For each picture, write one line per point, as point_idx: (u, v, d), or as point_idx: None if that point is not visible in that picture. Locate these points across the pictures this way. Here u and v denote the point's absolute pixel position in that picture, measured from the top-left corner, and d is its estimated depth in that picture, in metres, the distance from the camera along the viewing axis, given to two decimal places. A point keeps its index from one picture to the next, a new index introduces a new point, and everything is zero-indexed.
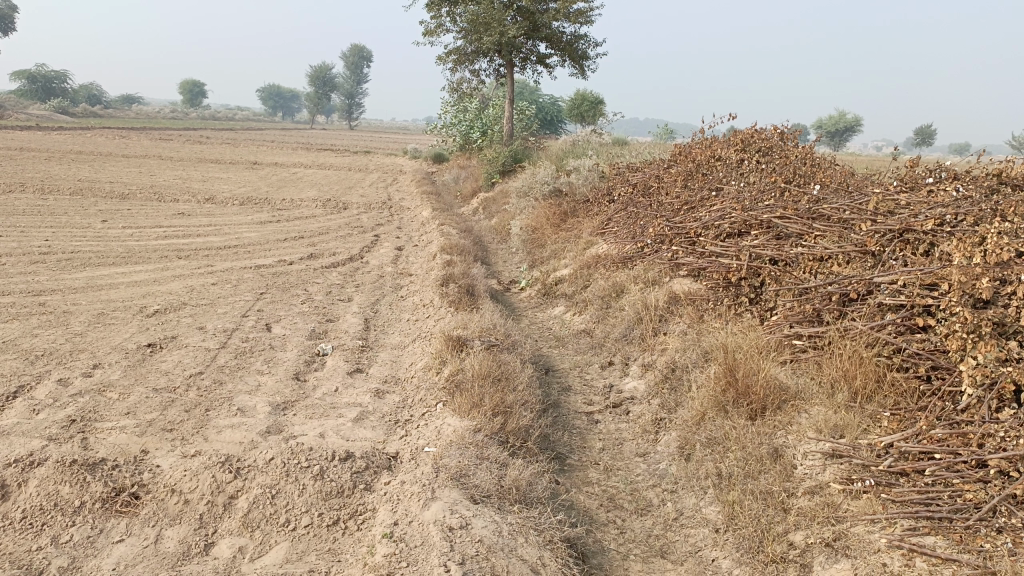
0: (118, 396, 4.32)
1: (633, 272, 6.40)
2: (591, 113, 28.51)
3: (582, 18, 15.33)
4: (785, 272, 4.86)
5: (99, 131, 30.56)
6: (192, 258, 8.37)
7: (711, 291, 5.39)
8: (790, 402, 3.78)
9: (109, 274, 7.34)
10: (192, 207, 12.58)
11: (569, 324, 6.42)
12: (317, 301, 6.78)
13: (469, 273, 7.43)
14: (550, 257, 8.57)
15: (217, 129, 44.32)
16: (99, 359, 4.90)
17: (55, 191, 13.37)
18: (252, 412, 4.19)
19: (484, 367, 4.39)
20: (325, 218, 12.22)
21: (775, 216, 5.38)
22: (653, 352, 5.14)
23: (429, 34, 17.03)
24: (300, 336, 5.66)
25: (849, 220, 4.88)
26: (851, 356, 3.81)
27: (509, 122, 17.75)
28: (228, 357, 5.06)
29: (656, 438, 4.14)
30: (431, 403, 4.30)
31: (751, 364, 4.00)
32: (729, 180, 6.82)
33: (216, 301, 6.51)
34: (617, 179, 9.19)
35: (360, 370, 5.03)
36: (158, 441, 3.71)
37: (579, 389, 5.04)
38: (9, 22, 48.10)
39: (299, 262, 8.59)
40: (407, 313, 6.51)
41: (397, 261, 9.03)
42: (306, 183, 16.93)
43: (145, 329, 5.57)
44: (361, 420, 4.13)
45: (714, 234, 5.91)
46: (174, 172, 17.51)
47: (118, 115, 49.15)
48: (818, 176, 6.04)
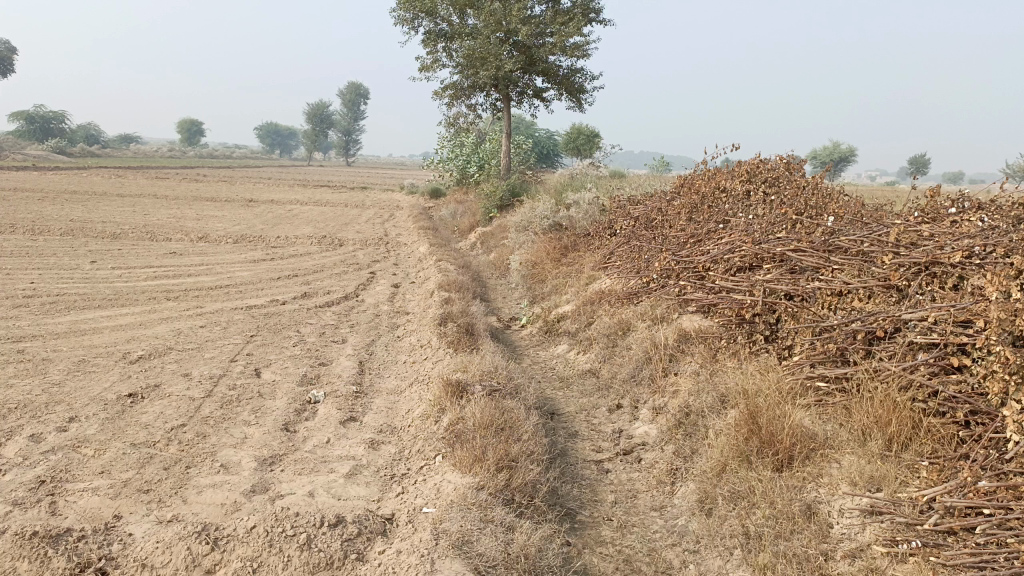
0: (93, 452, 4.02)
1: (639, 309, 6.13)
2: (588, 146, 28.50)
3: (579, 51, 15.26)
4: (802, 308, 4.61)
5: (93, 170, 30.57)
6: (181, 300, 8.09)
7: (723, 328, 5.13)
8: (819, 451, 3.50)
9: (93, 318, 7.06)
10: (185, 247, 12.34)
11: (573, 363, 6.14)
12: (309, 343, 6.49)
13: (468, 311, 7.16)
14: (551, 294, 8.31)
15: (213, 167, 44.42)
16: (76, 411, 4.60)
17: (46, 231, 13.13)
18: (236, 468, 3.89)
19: (486, 416, 4.09)
20: (320, 256, 11.97)
21: (789, 249, 5.14)
22: (663, 395, 4.85)
23: (425, 69, 17.00)
24: (291, 382, 5.36)
25: (870, 252, 4.63)
26: (883, 401, 3.53)
27: (505, 156, 17.63)
28: (214, 407, 4.76)
29: (672, 490, 3.84)
30: (429, 455, 4.01)
31: (775, 410, 3.73)
32: (736, 212, 6.59)
33: (204, 345, 6.21)
34: (619, 212, 8.97)
35: (354, 419, 4.73)
36: (132, 505, 3.42)
37: (586, 435, 4.74)
38: (7, 65, 48.31)
39: (292, 302, 8.31)
40: (403, 355, 6.23)
41: (393, 299, 8.76)
42: (301, 220, 16.74)
43: (127, 378, 5.27)
44: (354, 476, 3.83)
45: (724, 268, 5.67)
46: (169, 211, 17.28)
47: (114, 155, 49.31)
48: (831, 207, 5.80)
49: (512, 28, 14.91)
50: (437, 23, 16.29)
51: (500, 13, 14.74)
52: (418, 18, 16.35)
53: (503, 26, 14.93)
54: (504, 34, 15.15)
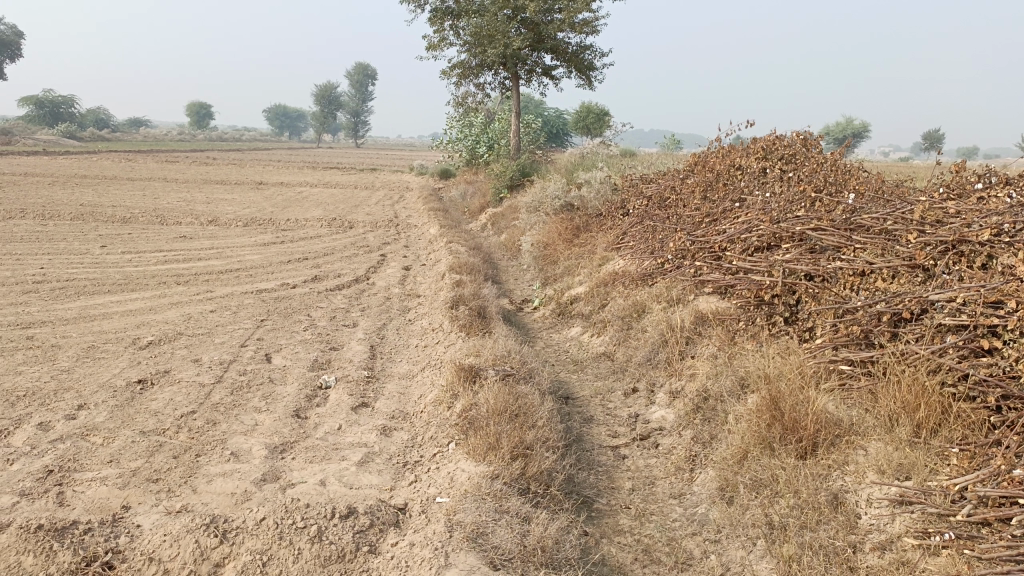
0: (102, 441, 3.96)
1: (654, 290, 6.02)
2: (597, 125, 28.30)
3: (588, 28, 15.03)
4: (823, 289, 4.48)
5: (103, 154, 30.71)
6: (190, 284, 8.03)
7: (741, 310, 5.01)
8: (844, 438, 3.40)
9: (103, 303, 7.01)
10: (195, 230, 12.28)
11: (587, 346, 6.04)
12: (320, 327, 6.41)
13: (480, 293, 7.06)
14: (564, 275, 8.20)
15: (222, 150, 44.44)
16: (85, 398, 4.54)
17: (56, 216, 13.10)
18: (247, 457, 3.82)
19: (499, 402, 4.01)
20: (330, 238, 11.89)
21: (808, 228, 5.00)
22: (681, 378, 4.75)
23: (433, 48, 16.81)
24: (302, 367, 5.29)
25: (893, 231, 4.49)
26: (910, 385, 3.41)
27: (515, 136, 17.47)
28: (224, 393, 4.69)
29: (691, 477, 3.74)
30: (442, 442, 3.93)
31: (798, 395, 3.62)
32: (752, 190, 6.45)
33: (214, 330, 6.15)
34: (631, 191, 8.82)
35: (366, 405, 4.65)
36: (141, 495, 3.36)
37: (602, 419, 4.65)
38: (16, 50, 48.26)
39: (302, 285, 8.24)
40: (415, 339, 6.14)
41: (404, 281, 8.68)
42: (312, 202, 16.66)
43: (136, 364, 5.21)
44: (366, 464, 3.75)
45: (741, 248, 5.53)
46: (178, 195, 17.23)
47: (124, 139, 49.47)
48: (851, 184, 5.66)
49: (521, 5, 14.69)
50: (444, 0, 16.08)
51: None
52: None
53: (511, 3, 14.73)
54: (512, 11, 14.94)
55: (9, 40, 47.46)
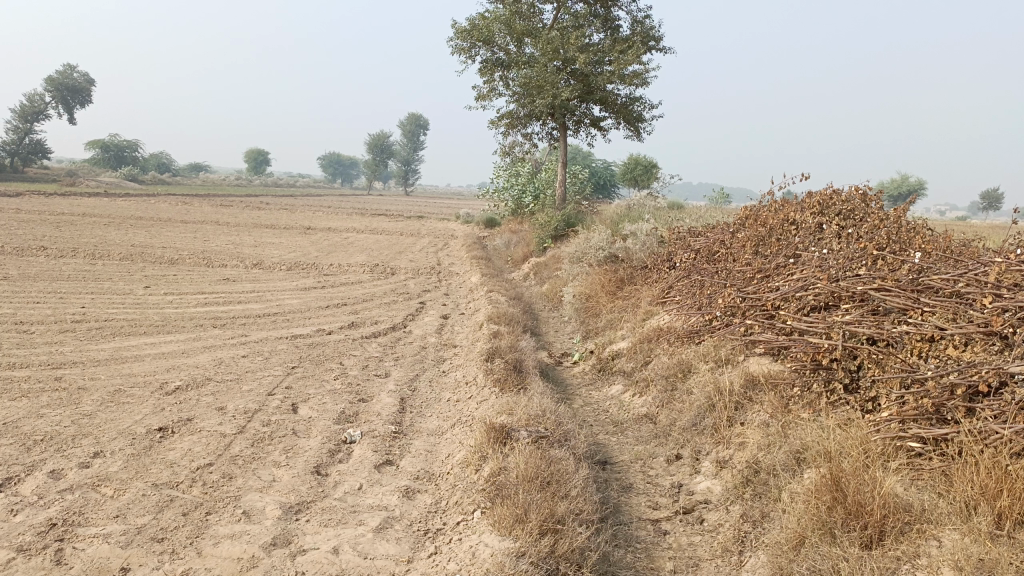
0: (112, 493, 3.77)
1: (700, 349, 5.69)
2: (646, 177, 28.13)
3: (638, 80, 14.95)
4: (888, 355, 4.13)
5: (163, 197, 31.64)
6: (227, 327, 7.94)
7: (796, 374, 4.66)
8: (916, 526, 3.03)
9: (136, 345, 6.93)
10: (238, 273, 12.32)
11: (628, 406, 5.72)
12: (351, 377, 6.21)
13: (518, 346, 6.80)
14: (606, 329, 7.91)
15: (274, 194, 45.60)
16: (102, 446, 4.38)
17: (106, 255, 13.33)
18: (259, 516, 3.59)
19: (531, 467, 3.72)
20: (371, 284, 11.81)
21: (870, 288, 4.67)
22: (729, 447, 4.40)
23: (481, 98, 16.92)
24: (328, 420, 5.06)
25: (965, 293, 4.14)
26: (990, 469, 3.03)
27: (561, 186, 17.36)
28: (244, 445, 4.49)
29: (739, 561, 3.38)
30: (467, 509, 3.65)
31: (862, 476, 3.27)
32: (808, 246, 6.12)
33: (243, 376, 5.99)
34: (678, 244, 8.54)
35: (391, 463, 4.39)
36: (143, 556, 3.14)
37: (642, 488, 4.32)
38: (87, 97, 50.45)
39: (338, 332, 8.08)
40: (448, 393, 5.88)
41: (442, 331, 8.48)
42: (356, 248, 16.72)
43: (159, 411, 5.05)
44: (384, 530, 3.48)
45: (796, 306, 5.20)
46: (227, 238, 17.47)
47: (181, 183, 51.08)
48: (917, 242, 5.30)
49: (570, 57, 14.69)
50: (494, 52, 16.21)
51: (558, 41, 14.58)
52: (475, 47, 16.29)
53: (561, 55, 14.71)
54: (561, 62, 14.92)
55: (81, 88, 49.76)
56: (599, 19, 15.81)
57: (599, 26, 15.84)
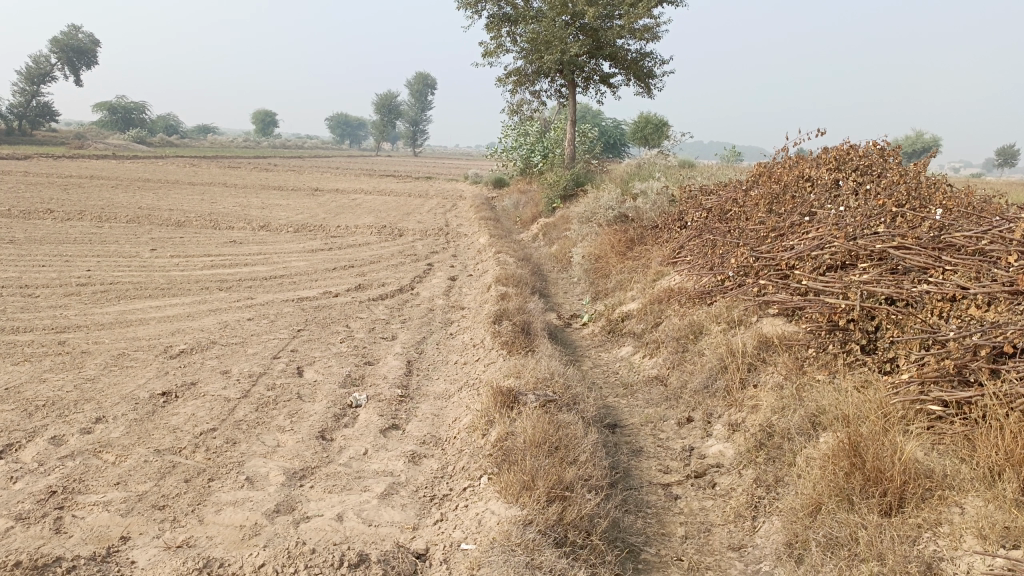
0: (114, 459, 3.71)
1: (712, 310, 5.56)
2: (656, 134, 27.68)
3: (649, 34, 14.58)
4: (907, 315, 4.00)
5: (170, 159, 31.45)
6: (232, 290, 7.85)
7: (811, 336, 4.54)
8: (937, 492, 2.92)
9: (141, 308, 6.86)
10: (245, 235, 12.22)
11: (638, 368, 5.62)
12: (357, 340, 6.12)
13: (526, 307, 6.69)
14: (615, 290, 7.78)
15: (280, 156, 45.40)
16: (105, 411, 4.32)
17: (112, 218, 13.25)
18: (263, 482, 3.52)
19: (538, 432, 3.63)
20: (379, 246, 11.69)
21: (890, 246, 4.51)
22: (741, 410, 4.30)
23: (489, 55, 16.59)
24: (333, 383, 4.99)
25: (989, 251, 3.98)
26: (1016, 434, 2.91)
27: (569, 144, 17.08)
28: (248, 409, 4.42)
29: (752, 526, 3.30)
30: (474, 474, 3.58)
31: (882, 441, 3.16)
32: (824, 203, 5.94)
33: (248, 340, 5.91)
34: (689, 202, 8.36)
35: (397, 428, 4.32)
36: (143, 524, 3.09)
37: (652, 452, 4.24)
38: (93, 58, 49.99)
39: (345, 294, 8.00)
40: (455, 356, 5.80)
41: (449, 292, 8.37)
42: (364, 209, 16.57)
43: (163, 375, 4.98)
44: (389, 497, 3.41)
45: (812, 266, 5.06)
46: (234, 200, 17.34)
47: (188, 145, 50.89)
48: (938, 199, 5.11)
49: (579, 10, 14.31)
50: (501, 7, 15.83)
51: None
52: (482, 2, 15.91)
53: (569, 9, 14.38)
54: (570, 17, 14.60)
55: (86, 49, 49.30)
56: None
57: None
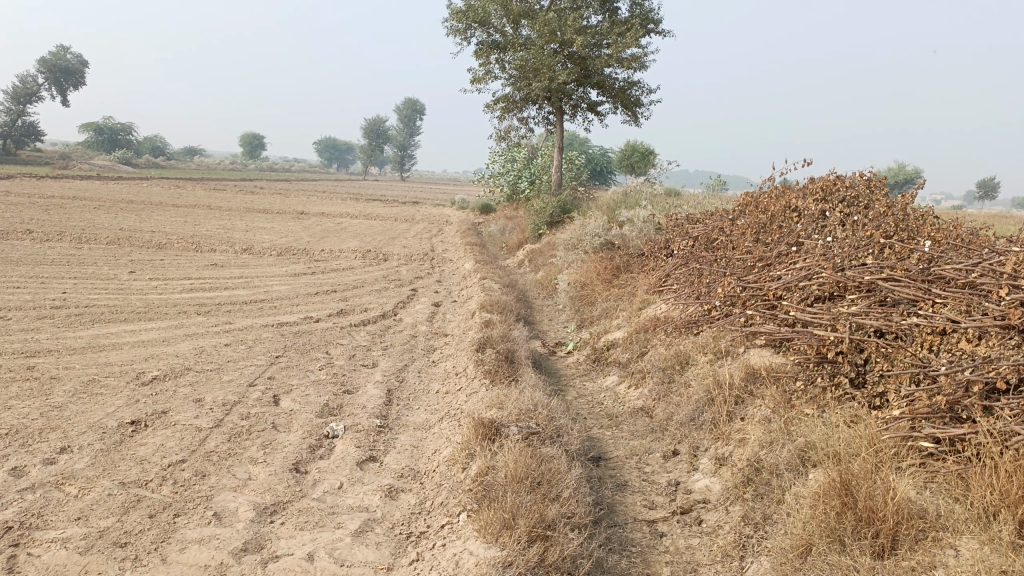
0: (77, 492, 3.55)
1: (699, 340, 5.48)
2: (642, 162, 27.84)
3: (636, 63, 14.67)
4: (896, 348, 3.92)
5: (155, 180, 31.26)
6: (210, 315, 7.70)
7: (799, 368, 4.45)
8: (931, 533, 2.82)
9: (115, 332, 6.69)
10: (227, 258, 12.06)
11: (624, 399, 5.51)
12: (337, 367, 5.98)
13: (510, 335, 6.58)
14: (601, 318, 7.69)
15: (267, 179, 45.30)
16: (70, 440, 4.16)
17: (92, 239, 13.06)
18: (232, 518, 3.37)
19: (520, 466, 3.50)
20: (363, 271, 11.56)
21: (878, 278, 4.46)
22: (728, 443, 4.20)
23: (477, 81, 16.63)
24: (310, 413, 4.84)
25: (979, 284, 3.92)
26: (1011, 474, 2.82)
27: (556, 171, 17.09)
28: (220, 440, 4.27)
29: (740, 567, 3.18)
30: (453, 511, 3.45)
31: (874, 479, 3.06)
32: (811, 233, 5.90)
33: (223, 366, 5.76)
34: (676, 230, 8.32)
35: (374, 460, 4.18)
36: (102, 563, 2.94)
37: (638, 486, 4.12)
38: (81, 79, 49.86)
39: (326, 319, 7.86)
40: (437, 384, 5.67)
41: (432, 319, 8.25)
42: (349, 233, 16.46)
43: (133, 403, 4.82)
44: (363, 534, 3.27)
45: (799, 296, 5.00)
46: (218, 222, 17.18)
47: (174, 167, 50.68)
48: (926, 231, 5.08)
49: (567, 38, 14.38)
50: (490, 34, 15.89)
51: (555, 22, 14.28)
52: (471, 28, 15.97)
53: (558, 37, 14.45)
54: (558, 45, 14.67)
55: (74, 70, 49.20)
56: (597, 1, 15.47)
57: (597, 7, 15.50)
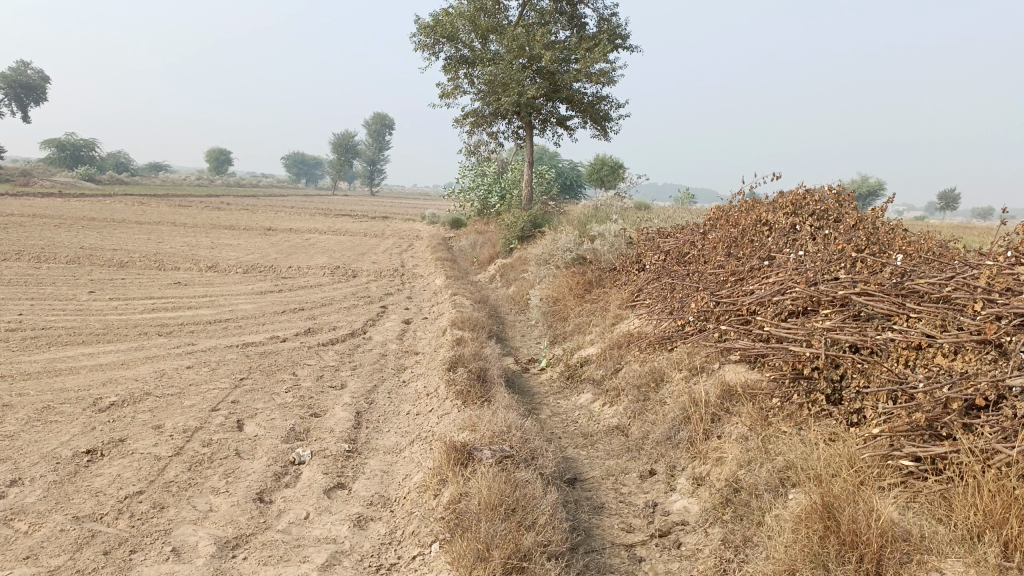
0: (26, 528, 3.36)
1: (673, 356, 5.41)
2: (612, 177, 27.94)
3: (604, 78, 14.71)
4: (873, 364, 3.88)
5: (119, 197, 30.69)
6: (173, 335, 7.47)
7: (775, 384, 4.40)
8: (916, 556, 2.75)
9: (72, 356, 6.44)
10: (191, 277, 11.79)
11: (598, 417, 5.42)
12: (304, 389, 5.81)
13: (482, 353, 6.46)
14: (574, 333, 7.61)
15: (233, 195, 44.77)
16: (21, 472, 3.95)
17: (51, 258, 12.69)
18: (192, 554, 3.21)
19: (494, 493, 3.38)
20: (331, 288, 11.37)
21: (852, 292, 4.43)
22: (706, 463, 4.12)
23: (446, 96, 16.56)
24: (276, 438, 4.67)
25: (953, 298, 3.90)
26: (995, 493, 2.77)
27: (526, 185, 17.06)
28: (180, 469, 4.09)
29: None
30: (424, 541, 3.32)
31: (856, 502, 2.99)
32: (783, 247, 5.88)
33: (186, 390, 5.56)
34: (647, 244, 8.28)
35: (342, 487, 4.03)
36: None
37: (615, 509, 4.02)
38: (41, 95, 48.95)
39: (293, 339, 7.67)
40: (407, 405, 5.53)
41: (402, 337, 8.10)
42: (318, 249, 16.24)
43: (89, 431, 4.61)
44: (331, 568, 3.12)
45: (773, 311, 4.95)
46: (182, 239, 16.84)
47: (138, 183, 49.89)
48: (897, 244, 5.07)
49: (536, 53, 14.38)
50: (458, 49, 15.84)
51: (524, 38, 14.28)
52: (440, 43, 15.91)
53: (526, 52, 14.44)
54: (527, 60, 14.67)
55: (35, 86, 48.33)
56: (564, 17, 15.51)
57: (565, 24, 15.53)
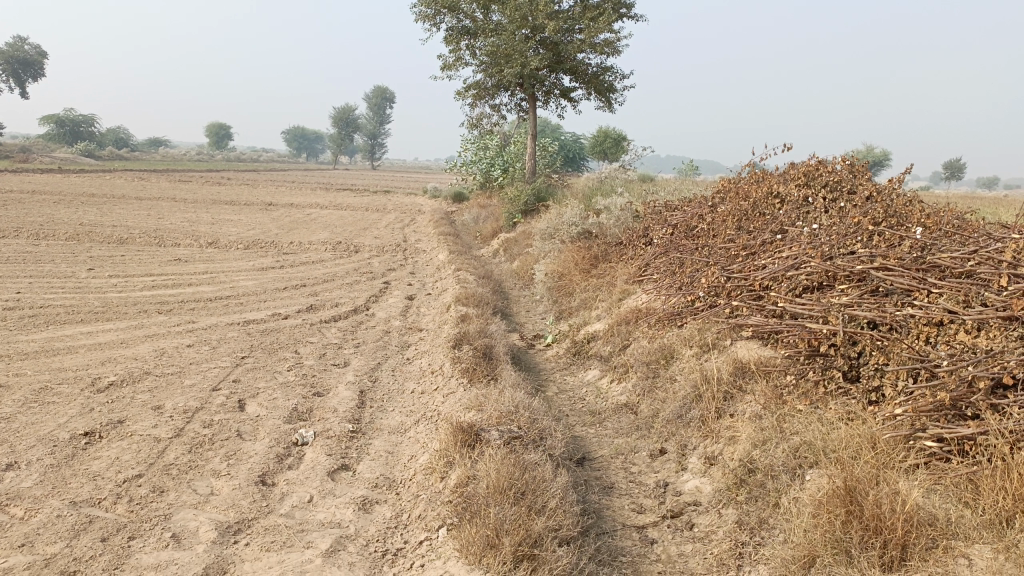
0: (22, 514, 3.27)
1: (683, 332, 5.29)
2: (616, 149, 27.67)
3: (608, 49, 14.42)
4: (893, 341, 3.75)
5: (120, 173, 30.52)
6: (173, 313, 7.36)
7: (789, 362, 4.27)
8: (942, 542, 2.65)
9: (71, 335, 6.34)
10: (191, 253, 11.66)
11: (607, 394, 5.32)
12: (306, 367, 5.71)
13: (487, 329, 6.35)
14: (580, 309, 7.48)
15: (233, 170, 44.57)
16: (17, 455, 3.86)
17: (51, 235, 12.56)
18: (192, 539, 3.12)
19: (503, 476, 3.28)
20: (334, 263, 11.24)
21: (870, 267, 4.29)
22: (719, 442, 4.01)
23: (447, 68, 16.29)
24: (278, 418, 4.58)
25: (977, 272, 3.77)
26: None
27: (530, 159, 16.85)
28: (181, 451, 4.00)
29: None
30: (431, 525, 3.23)
31: (880, 486, 2.88)
32: (795, 221, 5.73)
33: (186, 369, 5.46)
34: (655, 218, 8.12)
35: (346, 468, 3.94)
36: None
37: (625, 489, 3.93)
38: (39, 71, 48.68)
39: (295, 316, 7.56)
40: (412, 384, 5.42)
41: (406, 313, 7.99)
42: (319, 224, 16.09)
43: (87, 412, 4.52)
44: (335, 554, 3.03)
45: (787, 286, 4.82)
46: (183, 215, 16.70)
47: (138, 158, 49.67)
48: (916, 217, 4.93)
49: (539, 23, 14.09)
50: (459, 19, 15.54)
51: (526, 8, 13.99)
52: (441, 14, 15.61)
53: (529, 22, 14.15)
54: (530, 31, 14.39)
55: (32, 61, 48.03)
56: None
57: None
